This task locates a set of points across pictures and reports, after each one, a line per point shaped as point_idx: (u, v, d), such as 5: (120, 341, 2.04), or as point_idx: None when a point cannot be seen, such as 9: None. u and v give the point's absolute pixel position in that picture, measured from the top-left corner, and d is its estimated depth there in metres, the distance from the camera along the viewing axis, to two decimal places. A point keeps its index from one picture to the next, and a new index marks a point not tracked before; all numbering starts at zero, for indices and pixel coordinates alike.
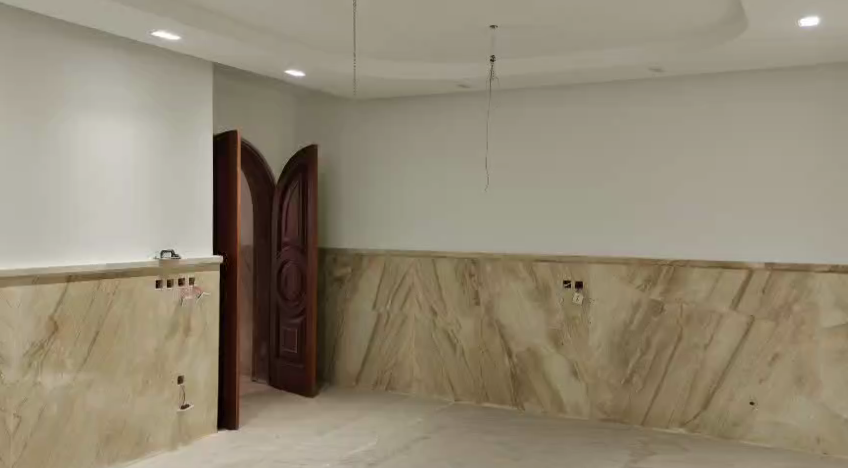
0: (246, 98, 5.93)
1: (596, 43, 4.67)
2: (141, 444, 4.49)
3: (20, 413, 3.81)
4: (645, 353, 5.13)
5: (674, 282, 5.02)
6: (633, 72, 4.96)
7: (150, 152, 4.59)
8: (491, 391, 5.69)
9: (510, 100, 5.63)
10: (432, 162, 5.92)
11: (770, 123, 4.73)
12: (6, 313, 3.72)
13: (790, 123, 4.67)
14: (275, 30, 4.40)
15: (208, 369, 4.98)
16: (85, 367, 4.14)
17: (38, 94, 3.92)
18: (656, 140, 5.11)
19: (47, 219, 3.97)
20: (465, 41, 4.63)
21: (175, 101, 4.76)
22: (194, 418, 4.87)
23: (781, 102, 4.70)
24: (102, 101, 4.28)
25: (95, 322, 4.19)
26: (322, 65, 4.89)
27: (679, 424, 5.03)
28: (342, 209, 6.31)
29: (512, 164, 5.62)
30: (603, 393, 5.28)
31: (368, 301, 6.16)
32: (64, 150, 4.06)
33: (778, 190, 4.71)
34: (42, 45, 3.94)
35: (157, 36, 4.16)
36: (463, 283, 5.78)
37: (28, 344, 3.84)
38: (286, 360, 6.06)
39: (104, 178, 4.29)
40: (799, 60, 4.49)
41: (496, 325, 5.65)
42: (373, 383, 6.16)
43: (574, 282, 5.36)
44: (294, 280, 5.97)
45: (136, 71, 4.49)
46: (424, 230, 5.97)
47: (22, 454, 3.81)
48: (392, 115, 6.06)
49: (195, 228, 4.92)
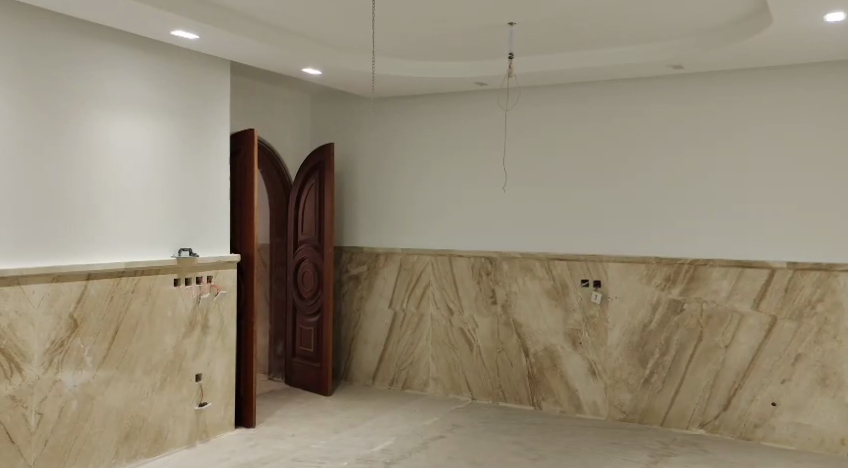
0: (262, 97, 5.94)
1: (614, 41, 4.58)
2: (159, 441, 4.34)
3: (42, 410, 3.72)
4: (664, 354, 5.03)
5: (694, 281, 4.93)
6: (651, 70, 4.88)
7: (170, 150, 4.43)
8: (508, 390, 5.63)
9: (525, 98, 5.56)
10: (447, 161, 5.88)
11: (767, 124, 4.73)
12: (26, 309, 3.63)
13: (786, 124, 4.67)
14: (293, 30, 4.37)
15: (226, 368, 4.80)
16: (105, 365, 4.02)
17: (55, 92, 3.80)
18: (675, 139, 5.03)
19: (66, 218, 3.85)
20: (483, 38, 4.51)
21: (193, 100, 4.58)
22: (211, 416, 4.71)
23: (777, 102, 4.70)
24: (118, 97, 4.11)
25: (115, 320, 4.06)
26: (339, 64, 4.85)
27: (699, 425, 4.92)
28: (358, 208, 6.29)
29: (528, 163, 5.56)
30: (621, 394, 5.19)
31: (385, 300, 6.13)
32: (82, 149, 3.93)
33: (783, 191, 4.68)
34: (58, 45, 3.81)
35: (175, 36, 4.11)
36: (479, 281, 5.72)
37: (49, 342, 3.74)
38: (304, 359, 6.11)
39: (123, 174, 4.15)
40: (789, 60, 4.53)
41: (513, 324, 5.58)
42: (389, 382, 6.14)
43: (592, 281, 5.28)
44: (311, 279, 6.00)
45: (155, 67, 4.34)
46: (439, 229, 5.92)
47: (43, 451, 3.73)
48: (408, 114, 6.02)
49: (212, 229, 4.73)
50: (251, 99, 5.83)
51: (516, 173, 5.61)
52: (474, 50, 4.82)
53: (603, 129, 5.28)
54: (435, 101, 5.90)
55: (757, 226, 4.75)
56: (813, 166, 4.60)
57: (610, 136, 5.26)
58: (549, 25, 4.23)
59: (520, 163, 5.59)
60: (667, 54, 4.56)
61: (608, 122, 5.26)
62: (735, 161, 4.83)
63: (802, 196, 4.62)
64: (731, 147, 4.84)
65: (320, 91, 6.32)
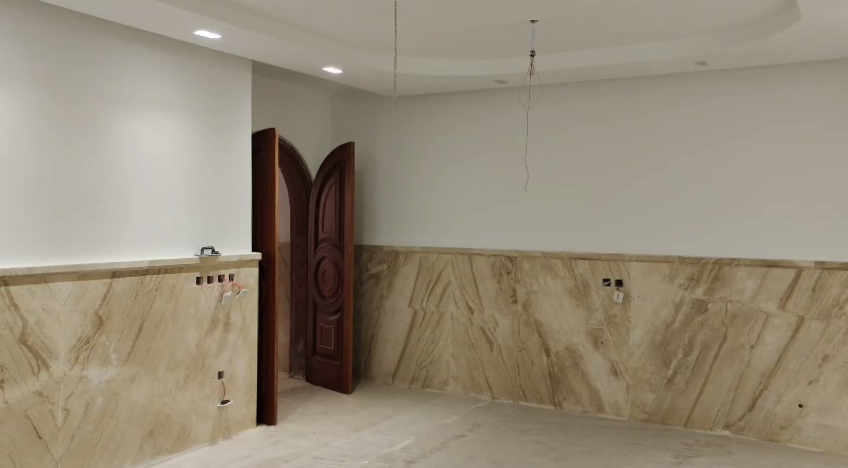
0: (283, 97, 5.97)
1: (636, 38, 4.55)
2: (183, 438, 4.39)
3: (68, 406, 3.77)
4: (688, 354, 4.98)
5: (719, 281, 4.87)
6: (675, 68, 4.83)
7: (193, 149, 4.47)
8: (529, 390, 5.61)
9: (547, 96, 5.53)
10: (467, 160, 5.87)
11: (778, 123, 4.72)
12: (53, 307, 3.69)
13: (797, 123, 4.66)
14: (316, 29, 4.39)
15: (248, 366, 4.83)
16: (129, 362, 4.06)
17: (80, 91, 3.85)
18: (697, 138, 4.99)
19: (91, 218, 3.90)
20: (506, 35, 4.48)
21: (216, 99, 4.62)
22: (233, 413, 4.74)
23: (800, 100, 4.65)
24: (141, 96, 4.15)
25: (139, 317, 4.10)
26: (361, 64, 4.86)
27: (723, 426, 4.86)
28: (379, 207, 6.30)
29: (549, 162, 5.54)
30: (643, 394, 5.15)
31: (405, 299, 6.14)
32: (107, 148, 3.97)
33: (800, 189, 4.65)
34: (83, 45, 3.86)
35: (198, 36, 4.15)
36: (500, 280, 5.70)
37: (75, 340, 3.79)
38: (325, 357, 6.13)
39: (148, 173, 4.19)
40: (807, 58, 4.50)
41: (534, 323, 5.56)
42: (410, 381, 6.14)
43: (614, 280, 5.24)
44: (331, 277, 6.03)
45: (178, 68, 4.37)
46: (460, 228, 5.91)
47: (70, 447, 3.78)
48: (429, 113, 6.01)
49: (233, 228, 4.76)
50: (272, 99, 5.86)
51: (536, 172, 5.59)
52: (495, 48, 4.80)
53: (625, 128, 5.25)
54: (453, 100, 5.91)
55: (777, 225, 4.72)
56: (833, 165, 4.56)
57: (627, 134, 5.24)
58: (571, 23, 4.20)
59: (539, 162, 5.57)
60: (689, 52, 4.52)
61: (624, 121, 5.24)
62: (753, 159, 4.80)
63: (819, 195, 4.59)
64: (749, 145, 4.81)
65: (340, 90, 6.35)
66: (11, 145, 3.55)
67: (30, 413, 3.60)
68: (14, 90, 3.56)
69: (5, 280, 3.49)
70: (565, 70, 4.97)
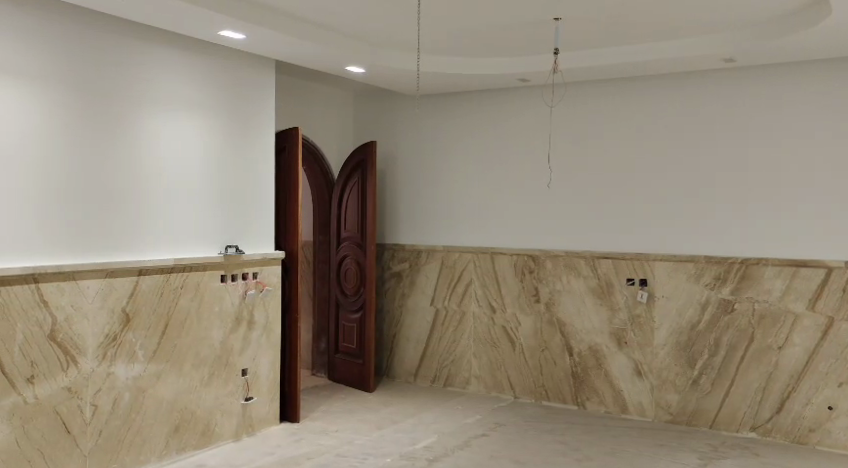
0: (307, 96, 5.99)
1: (662, 36, 4.50)
2: (208, 434, 4.43)
3: (96, 402, 3.82)
4: (713, 355, 4.92)
5: (746, 281, 4.82)
6: (700, 65, 4.78)
7: (218, 149, 4.51)
8: (551, 389, 5.58)
9: (571, 95, 5.50)
10: (490, 159, 5.84)
11: (806, 121, 4.66)
12: (81, 303, 3.74)
13: (826, 121, 4.59)
14: (340, 29, 4.41)
15: (271, 364, 4.86)
16: (155, 359, 4.11)
17: (107, 90, 3.90)
18: (723, 137, 4.93)
19: (118, 216, 3.95)
20: (531, 33, 4.46)
21: (239, 98, 4.65)
22: (257, 410, 4.77)
23: (829, 98, 4.59)
24: (167, 97, 4.20)
25: (166, 315, 4.15)
26: (384, 63, 4.88)
27: (750, 428, 4.80)
28: (401, 206, 6.30)
29: (572, 161, 5.50)
30: (668, 395, 5.10)
31: (426, 298, 6.13)
32: (132, 146, 4.02)
33: (829, 188, 4.58)
34: (110, 45, 3.91)
35: (223, 36, 4.18)
36: (522, 279, 5.67)
37: (103, 336, 3.85)
38: (347, 356, 6.16)
39: (173, 173, 4.24)
40: (838, 54, 4.43)
41: (557, 323, 5.53)
42: (431, 380, 6.14)
43: (638, 279, 5.19)
44: (353, 275, 6.05)
45: (203, 68, 4.41)
46: (482, 227, 5.90)
47: (98, 442, 3.83)
48: (452, 112, 6.00)
49: (256, 226, 4.79)
50: (295, 98, 5.88)
51: (559, 170, 5.56)
52: (520, 46, 4.78)
53: (649, 126, 5.20)
54: (476, 99, 5.89)
55: (805, 224, 4.65)
56: None
57: (651, 133, 5.19)
58: (596, 20, 4.17)
59: (562, 160, 5.54)
60: (719, 48, 4.46)
61: (650, 118, 5.19)
62: (780, 158, 4.74)
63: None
64: (776, 144, 4.75)
65: (363, 90, 6.36)
66: (42, 145, 3.61)
67: (60, 408, 3.66)
68: (45, 91, 3.63)
69: (35, 278, 3.55)
70: (592, 67, 4.92)
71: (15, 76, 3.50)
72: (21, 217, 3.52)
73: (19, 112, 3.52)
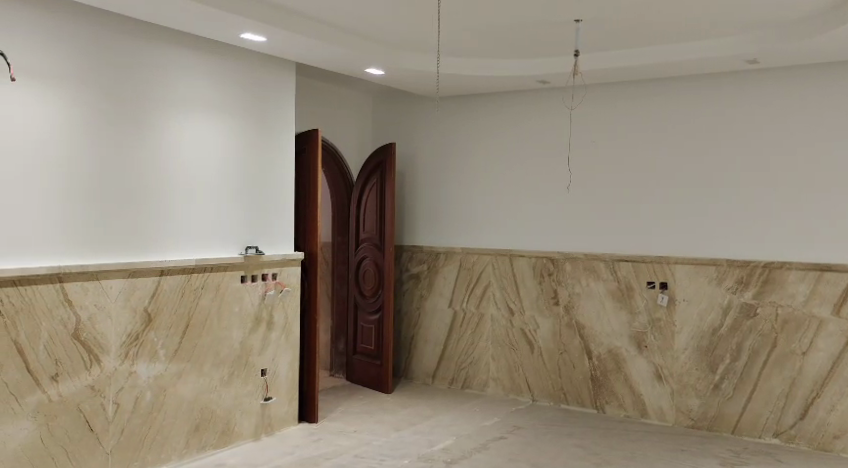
0: (326, 97, 6.02)
1: (683, 37, 4.47)
2: (227, 434, 4.46)
3: (118, 400, 3.87)
4: (735, 360, 4.87)
5: (769, 285, 4.76)
6: (723, 66, 4.74)
7: (238, 150, 4.55)
8: (570, 393, 5.55)
9: (591, 96, 5.47)
10: (509, 160, 5.83)
11: (830, 123, 4.61)
12: (104, 302, 3.78)
13: None
14: (361, 31, 4.43)
15: (290, 364, 4.89)
16: (177, 358, 4.15)
17: (130, 92, 3.95)
18: (746, 139, 4.88)
19: (140, 217, 3.99)
20: (551, 34, 4.44)
21: (259, 100, 4.68)
22: (276, 410, 4.80)
23: None
24: (188, 98, 4.24)
25: (187, 315, 4.19)
26: (404, 65, 4.89)
27: (773, 434, 4.74)
28: (420, 207, 6.31)
29: (592, 163, 5.48)
30: (689, 400, 5.05)
31: (445, 300, 6.13)
32: (154, 147, 4.06)
33: None
34: (134, 47, 3.96)
35: (245, 39, 4.22)
36: (541, 282, 5.65)
37: (126, 335, 3.89)
38: (365, 357, 6.17)
39: (195, 174, 4.28)
40: None
41: (576, 325, 5.50)
42: (449, 381, 6.13)
43: (658, 283, 5.15)
44: (372, 277, 6.06)
45: (224, 70, 4.46)
46: (501, 229, 5.89)
47: (120, 440, 3.87)
48: (471, 113, 6.00)
49: (276, 227, 4.82)
50: (315, 99, 5.91)
51: (580, 172, 5.53)
52: (541, 47, 4.76)
53: (670, 128, 5.16)
54: (496, 101, 5.89)
55: (829, 227, 4.60)
56: None
57: (671, 135, 5.16)
58: (617, 22, 4.15)
59: (583, 162, 5.51)
60: (743, 49, 4.41)
61: (672, 120, 5.15)
62: (804, 160, 4.69)
63: None
64: (799, 146, 4.70)
65: (383, 91, 6.38)
66: (67, 146, 3.67)
67: (83, 406, 3.70)
68: (70, 92, 3.68)
69: (60, 277, 3.61)
70: (611, 69, 4.90)
71: (40, 77, 3.56)
72: (48, 216, 3.59)
73: (45, 113, 3.58)
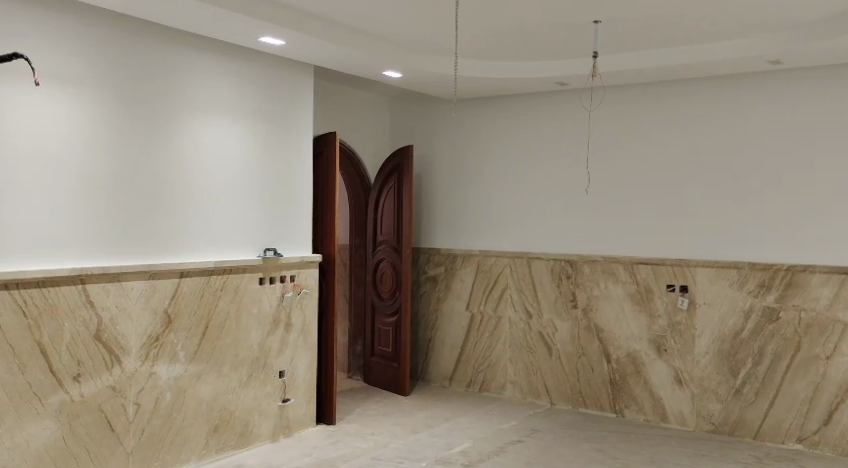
0: (344, 100, 6.04)
1: (704, 38, 4.43)
2: (246, 435, 4.48)
3: (139, 400, 3.90)
4: (757, 364, 4.81)
5: (792, 288, 4.70)
6: (744, 67, 4.69)
7: (257, 152, 4.57)
8: (588, 396, 5.51)
9: (610, 98, 5.44)
10: (528, 163, 5.81)
11: None
12: (125, 304, 3.82)
13: None
14: (380, 34, 4.44)
15: (309, 366, 4.90)
16: (196, 359, 4.18)
17: (152, 94, 3.98)
18: (768, 141, 4.83)
19: (160, 219, 4.02)
20: (570, 36, 4.43)
21: (278, 103, 4.70)
22: (294, 412, 4.81)
23: None
24: (208, 101, 4.27)
25: (206, 316, 4.22)
26: (422, 68, 4.90)
27: (796, 440, 4.68)
28: (438, 210, 6.31)
29: (611, 166, 5.44)
30: (710, 404, 4.99)
31: (462, 302, 6.12)
32: (175, 149, 4.10)
33: None
34: (155, 50, 4.00)
35: (263, 42, 4.25)
36: (559, 284, 5.62)
37: (146, 336, 3.92)
38: (383, 359, 6.17)
39: (214, 175, 4.31)
40: None
41: (594, 329, 5.47)
42: (467, 384, 6.12)
43: (679, 286, 5.11)
44: (389, 279, 6.07)
45: (243, 72, 4.48)
46: (518, 231, 5.86)
47: (140, 440, 3.90)
48: (489, 115, 5.99)
49: (294, 229, 4.83)
50: (333, 102, 5.93)
51: (599, 174, 5.49)
52: (559, 49, 4.74)
53: (690, 130, 5.11)
54: (514, 103, 5.87)
55: None
56: None
57: (692, 136, 5.10)
58: (636, 23, 4.12)
59: (603, 164, 5.48)
60: (766, 50, 4.35)
61: (692, 122, 5.11)
62: (827, 162, 4.63)
63: None
64: (822, 148, 4.65)
65: (400, 94, 6.39)
66: (89, 149, 3.71)
67: (104, 407, 3.74)
68: (92, 95, 3.72)
69: (82, 279, 3.64)
70: (649, 69, 4.80)
71: (64, 80, 3.61)
72: (71, 217, 3.63)
73: (67, 116, 3.62)
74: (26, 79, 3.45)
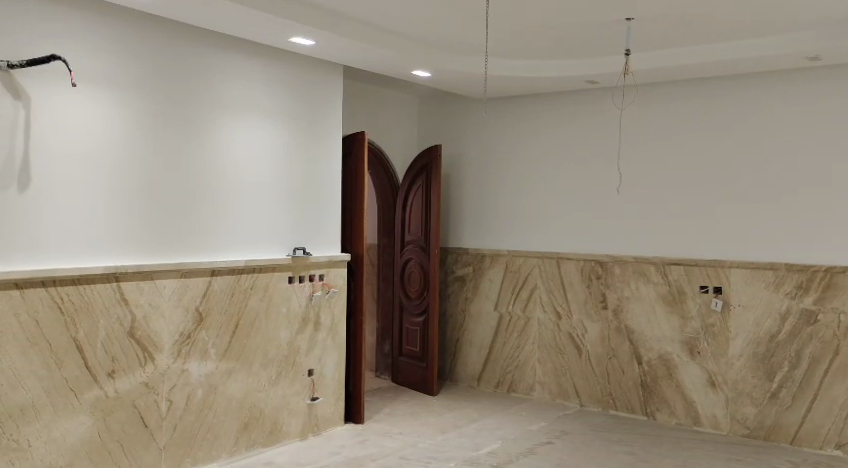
0: (372, 100, 6.04)
1: (738, 36, 4.33)
2: (275, 433, 4.51)
3: (171, 398, 3.94)
4: (795, 367, 4.71)
5: (831, 290, 4.59)
6: (781, 64, 4.59)
7: (287, 151, 4.59)
8: (619, 398, 5.45)
9: (641, 97, 5.35)
10: (557, 162, 5.75)
11: None
12: (157, 302, 3.86)
13: None
14: (409, 33, 4.43)
15: (336, 365, 4.91)
16: (227, 357, 4.21)
17: (184, 94, 4.02)
18: (805, 139, 4.71)
19: (192, 218, 4.06)
20: (601, 35, 4.37)
21: (307, 102, 4.72)
22: (322, 411, 4.83)
23: None
24: (239, 101, 4.30)
25: (236, 314, 4.24)
26: (451, 67, 4.87)
27: (835, 446, 4.57)
28: (466, 209, 6.29)
29: (642, 165, 5.36)
30: (744, 408, 4.90)
31: (490, 303, 6.08)
32: (207, 149, 4.13)
33: None
34: (185, 50, 4.03)
35: (294, 43, 4.28)
36: (589, 285, 5.56)
37: (178, 333, 3.96)
38: (411, 359, 6.17)
39: (245, 175, 4.34)
40: None
41: (625, 330, 5.40)
42: (495, 385, 6.08)
43: (712, 287, 5.01)
44: (417, 279, 6.06)
45: (273, 72, 4.51)
46: (548, 231, 5.81)
47: (172, 436, 3.94)
48: (519, 114, 5.94)
49: (323, 228, 4.85)
50: (361, 102, 5.94)
51: (630, 173, 5.42)
52: (589, 48, 4.68)
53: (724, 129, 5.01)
54: (544, 101, 5.82)
55: None
56: None
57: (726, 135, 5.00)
58: (669, 21, 4.06)
59: (633, 162, 5.40)
60: (806, 46, 4.25)
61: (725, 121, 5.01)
62: None
63: None
64: None
65: (429, 93, 6.36)
66: (124, 147, 3.76)
67: (138, 403, 3.79)
68: (127, 96, 3.77)
69: (117, 277, 3.69)
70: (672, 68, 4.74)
71: (99, 81, 3.66)
72: (107, 216, 3.68)
73: (103, 117, 3.67)
74: (63, 80, 3.51)
